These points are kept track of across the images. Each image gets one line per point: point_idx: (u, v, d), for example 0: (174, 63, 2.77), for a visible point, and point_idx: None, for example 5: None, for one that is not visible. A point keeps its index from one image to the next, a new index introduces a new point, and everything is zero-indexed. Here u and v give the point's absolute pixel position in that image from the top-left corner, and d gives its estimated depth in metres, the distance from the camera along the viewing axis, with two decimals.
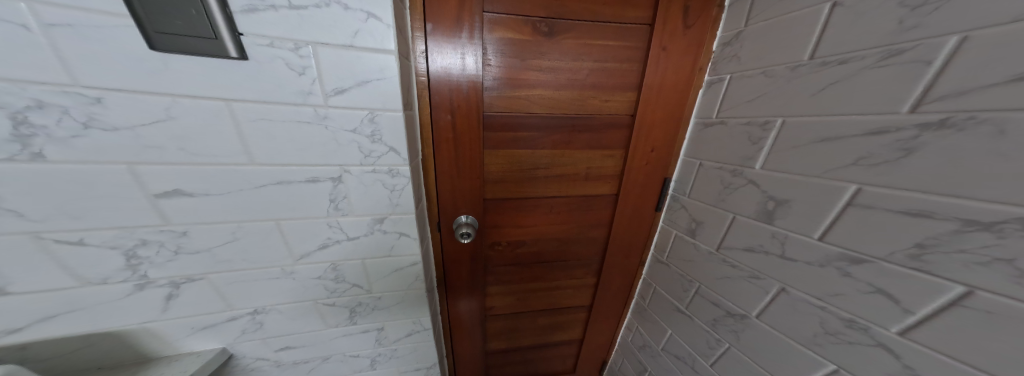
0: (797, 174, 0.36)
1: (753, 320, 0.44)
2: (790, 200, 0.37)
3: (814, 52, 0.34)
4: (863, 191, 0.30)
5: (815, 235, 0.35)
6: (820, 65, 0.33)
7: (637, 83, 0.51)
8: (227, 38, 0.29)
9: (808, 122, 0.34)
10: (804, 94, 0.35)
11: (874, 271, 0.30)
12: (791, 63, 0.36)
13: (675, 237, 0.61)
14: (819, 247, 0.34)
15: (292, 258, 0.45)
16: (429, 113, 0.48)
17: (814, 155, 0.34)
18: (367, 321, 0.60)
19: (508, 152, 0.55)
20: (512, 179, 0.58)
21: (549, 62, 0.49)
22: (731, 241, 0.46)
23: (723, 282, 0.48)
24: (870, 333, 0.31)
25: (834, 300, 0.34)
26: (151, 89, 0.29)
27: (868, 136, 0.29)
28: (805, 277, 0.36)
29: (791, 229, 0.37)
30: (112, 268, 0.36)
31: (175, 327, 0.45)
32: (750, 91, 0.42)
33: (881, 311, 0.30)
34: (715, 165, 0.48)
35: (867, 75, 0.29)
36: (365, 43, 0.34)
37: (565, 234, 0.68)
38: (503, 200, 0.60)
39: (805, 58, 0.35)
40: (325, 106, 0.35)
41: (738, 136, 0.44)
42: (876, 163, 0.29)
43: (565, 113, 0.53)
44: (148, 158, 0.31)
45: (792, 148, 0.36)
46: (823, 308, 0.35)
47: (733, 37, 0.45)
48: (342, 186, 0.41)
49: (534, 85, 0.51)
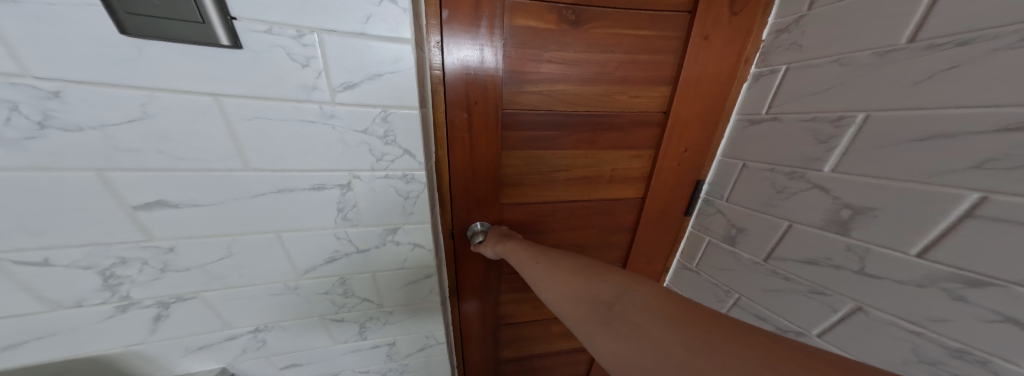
0: (887, 177, 0.31)
1: (813, 339, 0.40)
2: (876, 208, 0.32)
3: (914, 34, 0.29)
4: (989, 200, 0.25)
5: (914, 250, 0.30)
6: (925, 49, 0.28)
7: (671, 77, 0.47)
8: (217, 22, 0.24)
9: (905, 117, 0.30)
10: (897, 85, 0.30)
11: (1001, 296, 0.26)
12: (879, 49, 0.31)
13: (707, 243, 0.57)
14: (916, 264, 0.30)
15: (296, 273, 0.41)
16: (442, 112, 0.43)
17: (916, 155, 0.29)
18: (378, 337, 0.55)
19: (524, 153, 0.50)
20: (531, 183, 0.54)
21: (574, 54, 0.44)
22: (786, 252, 0.42)
23: (773, 296, 0.45)
24: (991, 367, 0.27)
25: (936, 326, 0.29)
26: (125, 82, 0.24)
27: (998, 133, 0.25)
28: (894, 297, 0.32)
29: (876, 242, 0.33)
30: (87, 289, 0.32)
31: (167, 349, 0.41)
32: (816, 83, 0.37)
33: (1010, 343, 0.26)
34: (764, 166, 0.44)
35: (1003, 59, 0.24)
36: (377, 30, 0.29)
37: (585, 242, 0.62)
38: (520, 205, 0.55)
39: (902, 42, 0.30)
40: (332, 103, 0.31)
41: (798, 134, 0.39)
42: (1011, 167, 0.24)
43: (589, 110, 0.48)
44: (121, 164, 0.27)
45: (881, 148, 0.32)
46: (920, 334, 0.31)
47: (792, 22, 0.40)
48: (351, 193, 0.37)
49: (558, 80, 0.46)
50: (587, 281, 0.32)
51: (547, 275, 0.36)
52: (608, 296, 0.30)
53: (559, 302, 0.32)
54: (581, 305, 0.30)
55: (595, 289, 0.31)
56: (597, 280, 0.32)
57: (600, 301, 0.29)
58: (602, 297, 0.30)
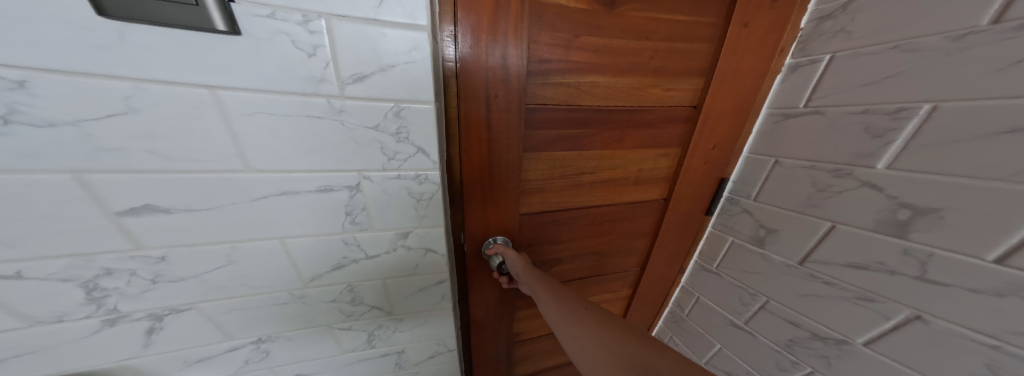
0: (956, 175, 0.29)
1: (856, 347, 0.39)
2: (940, 209, 0.30)
3: (1000, 15, 0.26)
4: None
5: (988, 256, 0.28)
6: (1012, 30, 0.25)
7: (704, 68, 0.44)
8: (212, 6, 0.21)
9: (982, 108, 0.27)
10: (970, 71, 0.27)
11: None
12: (949, 33, 0.29)
13: (731, 244, 0.55)
14: (990, 271, 0.27)
15: (301, 281, 0.38)
16: (461, 108, 0.38)
17: (994, 150, 0.26)
18: (387, 345, 0.53)
19: (548, 155, 0.47)
20: (553, 186, 0.50)
21: (607, 40, 0.40)
22: (826, 254, 0.40)
23: (809, 300, 0.43)
24: None
25: (1014, 339, 0.27)
26: (104, 72, 0.21)
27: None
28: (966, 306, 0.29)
29: (939, 246, 0.30)
30: (70, 303, 0.29)
31: (163, 362, 0.38)
32: (870, 71, 0.34)
33: None
34: (802, 164, 0.42)
35: None
36: (391, 16, 0.26)
37: (607, 247, 0.59)
38: (539, 213, 0.52)
39: (981, 24, 0.27)
40: (341, 97, 0.28)
41: (846, 128, 0.37)
42: None
43: (618, 105, 0.45)
44: (101, 164, 0.24)
45: (951, 143, 0.29)
46: (994, 348, 0.28)
47: (839, 8, 0.37)
48: (360, 195, 0.34)
49: (586, 70, 0.42)
50: (631, 343, 0.36)
51: (590, 327, 0.38)
52: (651, 363, 0.33)
53: (598, 357, 0.35)
54: (622, 368, 0.33)
55: (637, 354, 0.34)
56: (640, 345, 0.35)
57: (644, 367, 0.32)
58: (645, 364, 0.33)
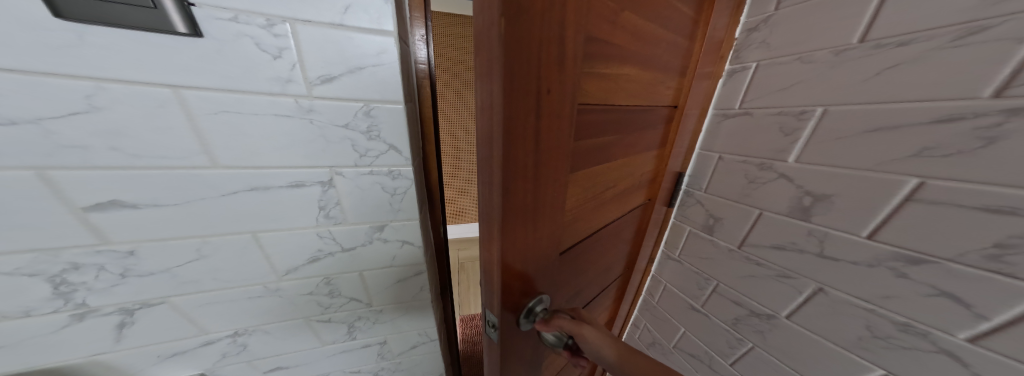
0: (844, 167, 0.34)
1: (782, 320, 0.45)
2: (832, 195, 0.36)
3: (865, 34, 0.32)
4: (926, 185, 0.29)
5: (864, 233, 0.34)
6: (873, 48, 0.31)
7: (682, 65, 0.43)
8: (172, 8, 0.23)
9: (860, 111, 0.33)
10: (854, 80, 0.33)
11: (939, 272, 0.29)
12: (835, 48, 0.34)
13: (688, 233, 0.59)
14: (869, 246, 0.34)
15: (276, 275, 0.40)
16: (483, 121, 0.20)
17: (867, 146, 0.32)
18: (368, 336, 0.55)
19: (586, 171, 0.33)
20: (586, 210, 0.37)
21: (639, 21, 0.31)
22: (757, 238, 0.45)
23: (747, 281, 0.49)
24: (932, 339, 0.31)
25: (886, 302, 0.34)
26: (65, 71, 0.22)
27: (936, 124, 0.28)
28: (852, 276, 0.36)
29: (832, 227, 0.37)
30: (37, 297, 0.29)
31: (136, 357, 0.38)
32: (784, 78, 0.40)
33: (945, 315, 0.30)
34: (738, 159, 0.47)
35: (942, 57, 0.27)
36: (356, 22, 0.29)
37: (612, 262, 0.54)
38: (572, 249, 0.38)
39: (854, 41, 0.33)
40: (309, 97, 0.30)
41: (767, 127, 0.42)
42: (946, 154, 0.28)
43: (636, 103, 0.38)
44: (63, 161, 0.25)
45: (838, 139, 0.35)
46: (872, 311, 0.35)
47: (761, 22, 0.43)
48: (333, 190, 0.36)
49: (623, 58, 0.31)
50: None
51: None
52: None
53: None
54: None
55: None
56: None
57: None
58: None
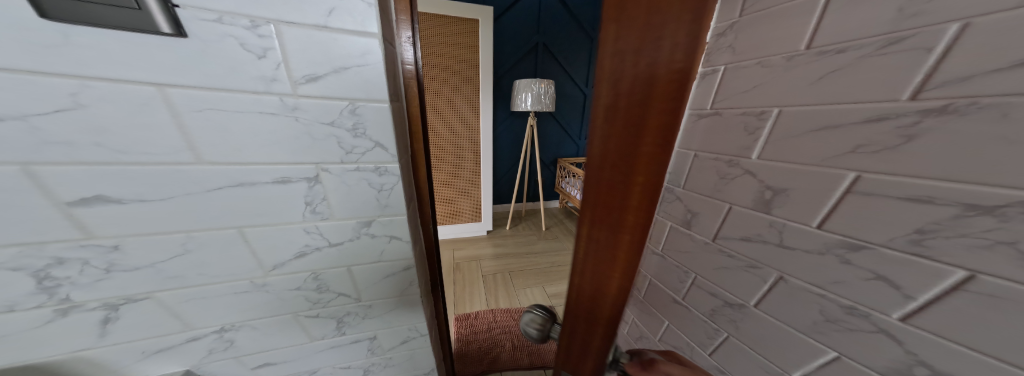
0: (798, 163, 0.37)
1: (752, 309, 0.47)
2: (788, 189, 0.39)
3: (811, 41, 0.35)
4: (863, 177, 0.32)
5: (814, 223, 0.37)
6: (819, 54, 0.34)
7: None
8: (156, 10, 0.24)
9: (810, 111, 0.35)
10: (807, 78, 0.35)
11: (876, 258, 0.32)
12: (788, 53, 0.37)
13: (669, 229, 0.61)
14: (820, 235, 0.36)
15: (263, 270, 0.40)
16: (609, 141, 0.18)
17: (814, 142, 0.35)
18: (358, 331, 0.56)
19: None
20: None
21: None
22: (728, 231, 0.48)
23: (721, 272, 0.51)
24: (872, 319, 0.33)
25: (835, 287, 0.36)
26: (51, 69, 0.23)
27: (870, 122, 0.30)
28: (807, 265, 0.38)
29: (789, 219, 0.39)
30: (22, 291, 0.30)
31: (120, 353, 0.39)
32: (748, 81, 0.43)
33: (882, 297, 0.32)
34: (710, 156, 0.50)
35: (871, 63, 0.30)
36: (341, 24, 0.31)
37: None
38: None
39: (802, 48, 0.36)
40: (294, 95, 0.31)
41: (734, 127, 0.45)
42: (877, 150, 0.30)
43: None
44: (48, 157, 0.26)
45: (793, 137, 0.37)
46: (824, 295, 0.37)
47: (727, 27, 0.45)
48: (319, 186, 0.37)
49: None
50: None
51: None
52: None
53: None
54: None
55: None
56: None
57: None
58: None
